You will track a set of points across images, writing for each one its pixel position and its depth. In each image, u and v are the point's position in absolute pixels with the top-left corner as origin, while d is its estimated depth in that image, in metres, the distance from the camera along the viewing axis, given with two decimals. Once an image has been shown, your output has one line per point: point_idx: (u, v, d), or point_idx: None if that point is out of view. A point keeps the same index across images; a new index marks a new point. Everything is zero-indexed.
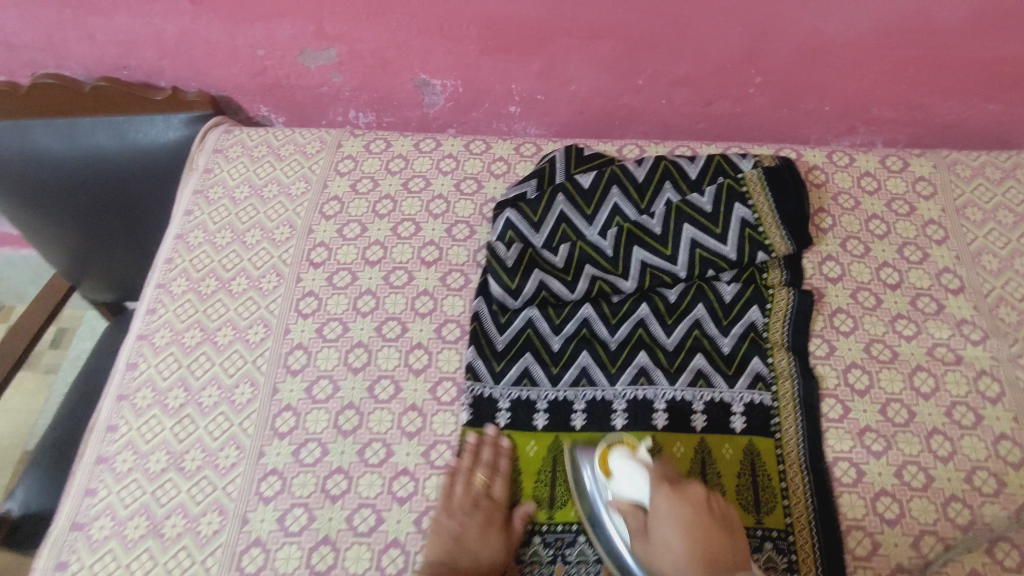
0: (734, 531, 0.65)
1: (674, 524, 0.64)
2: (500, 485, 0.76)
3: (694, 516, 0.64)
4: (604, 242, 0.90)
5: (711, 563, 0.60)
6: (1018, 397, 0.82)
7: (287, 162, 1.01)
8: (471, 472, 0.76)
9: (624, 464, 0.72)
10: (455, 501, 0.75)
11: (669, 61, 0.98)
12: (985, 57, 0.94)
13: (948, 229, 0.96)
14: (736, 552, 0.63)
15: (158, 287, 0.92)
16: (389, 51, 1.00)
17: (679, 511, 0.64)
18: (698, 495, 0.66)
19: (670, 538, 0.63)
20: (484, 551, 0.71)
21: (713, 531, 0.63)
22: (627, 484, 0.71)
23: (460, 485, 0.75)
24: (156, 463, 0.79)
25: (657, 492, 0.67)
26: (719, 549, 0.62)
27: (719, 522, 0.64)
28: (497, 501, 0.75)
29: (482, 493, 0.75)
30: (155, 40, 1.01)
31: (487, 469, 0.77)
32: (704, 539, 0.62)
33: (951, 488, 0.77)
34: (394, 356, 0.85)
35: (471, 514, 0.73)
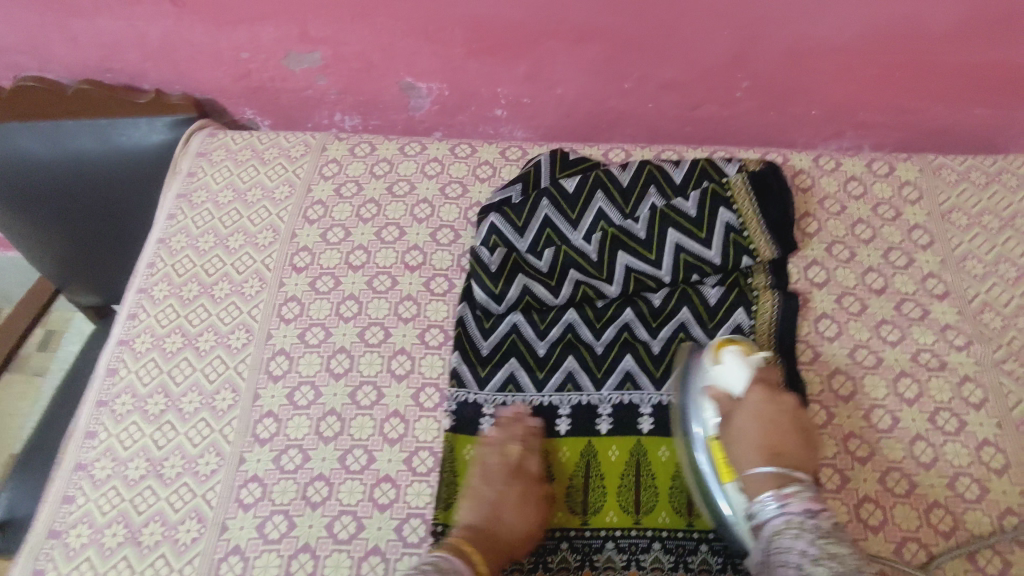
0: (807, 440, 0.75)
1: (754, 413, 0.74)
2: (534, 460, 0.77)
3: (777, 417, 0.74)
4: (589, 246, 0.89)
5: (774, 454, 0.72)
6: (1002, 403, 0.82)
7: (271, 166, 1.01)
8: (504, 443, 0.77)
9: (734, 361, 0.77)
10: (491, 471, 0.76)
11: (655, 65, 0.97)
12: (971, 62, 0.94)
13: (934, 234, 0.95)
14: (802, 455, 0.73)
15: (140, 292, 0.91)
16: (374, 54, 0.99)
17: (767, 408, 0.74)
18: (789, 405, 0.76)
19: (744, 421, 0.74)
20: (523, 517, 0.73)
21: (787, 431, 0.74)
22: (730, 377, 0.77)
23: (495, 455, 0.77)
24: (135, 469, 0.78)
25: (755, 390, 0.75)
26: (786, 446, 0.73)
27: (797, 428, 0.74)
28: (532, 474, 0.76)
29: (518, 464, 0.76)
30: (138, 42, 1.00)
31: (521, 442, 0.77)
32: (773, 433, 0.73)
33: (934, 494, 0.77)
34: (377, 362, 0.85)
35: (509, 482, 0.75)
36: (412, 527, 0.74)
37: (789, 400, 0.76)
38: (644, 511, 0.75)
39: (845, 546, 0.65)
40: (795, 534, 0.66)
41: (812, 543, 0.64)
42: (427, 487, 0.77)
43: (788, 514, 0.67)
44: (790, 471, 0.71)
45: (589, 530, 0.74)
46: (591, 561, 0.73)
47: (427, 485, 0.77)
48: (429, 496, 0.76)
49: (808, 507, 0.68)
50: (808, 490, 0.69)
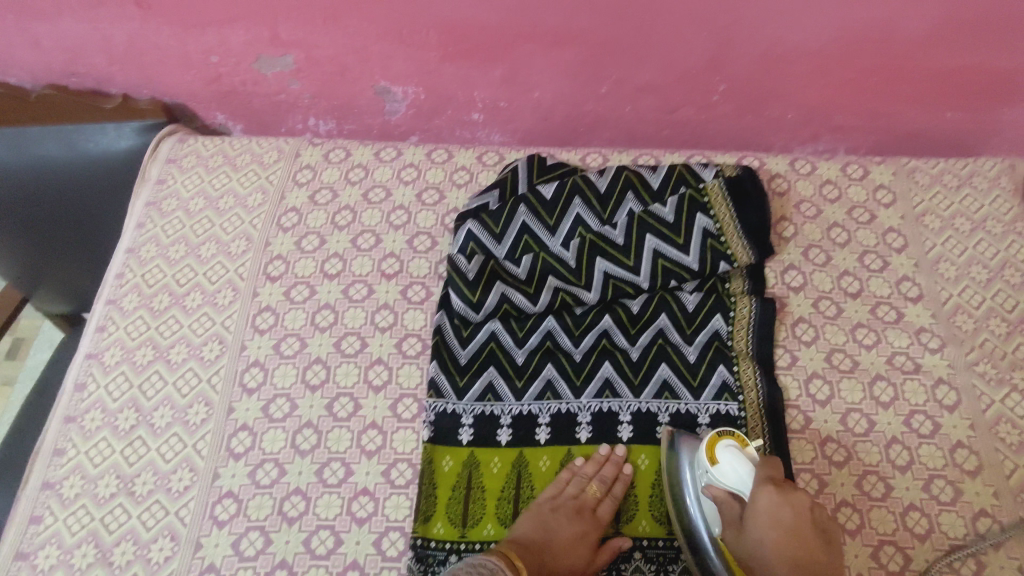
0: (834, 545, 0.64)
1: (769, 523, 0.64)
2: (608, 506, 0.76)
3: (789, 522, 0.64)
4: (567, 253, 0.89)
5: (794, 566, 0.61)
6: (974, 405, 0.83)
7: (243, 172, 0.99)
8: (588, 479, 0.76)
9: (730, 458, 0.71)
10: (563, 500, 0.76)
11: (632, 69, 0.97)
12: (942, 67, 0.94)
13: (907, 237, 0.96)
14: (829, 565, 0.62)
15: (108, 303, 0.89)
16: (348, 58, 0.98)
17: (778, 514, 0.64)
18: (802, 501, 0.65)
19: (762, 535, 0.64)
20: (571, 559, 0.71)
21: (806, 534, 0.63)
22: (730, 476, 0.70)
23: (574, 487, 0.76)
24: (105, 487, 0.76)
25: (759, 495, 0.66)
26: (809, 557, 0.62)
27: (816, 534, 0.64)
28: (599, 519, 0.75)
29: (591, 503, 0.75)
30: (104, 46, 0.98)
31: (604, 485, 0.76)
32: (787, 541, 0.63)
33: (909, 497, 0.78)
34: (353, 372, 0.84)
35: (573, 518, 0.74)
36: (392, 540, 0.74)
37: (801, 497, 0.66)
38: (625, 520, 0.77)
39: None
40: None
41: None
42: (405, 500, 0.76)
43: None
44: None
45: None
46: None
47: (406, 498, 0.76)
48: (408, 508, 0.75)
49: None
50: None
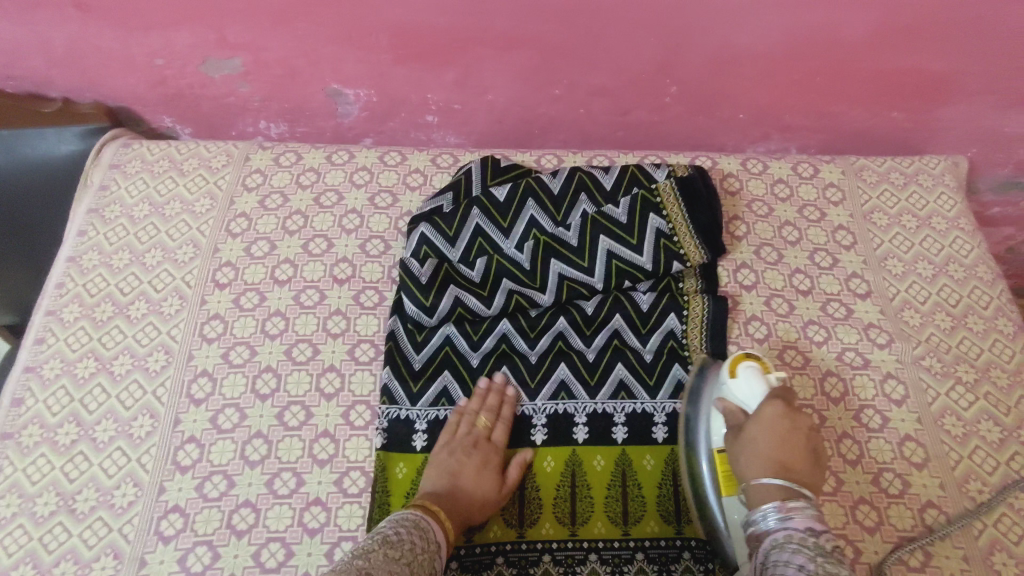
0: (819, 462, 0.69)
1: (770, 427, 0.68)
2: (500, 430, 0.79)
3: (790, 429, 0.68)
4: (521, 255, 0.88)
5: (783, 467, 0.66)
6: (921, 398, 0.85)
7: (191, 178, 0.97)
8: (476, 414, 0.79)
9: (749, 375, 0.73)
10: (457, 440, 0.77)
11: (585, 71, 0.97)
12: (887, 68, 0.96)
13: (856, 235, 0.98)
14: (812, 476, 0.67)
15: (48, 314, 0.86)
16: (297, 60, 0.96)
17: (781, 422, 0.68)
18: (807, 423, 0.69)
19: (758, 432, 0.68)
20: (483, 488, 0.73)
21: (799, 446, 0.68)
22: (742, 392, 0.73)
23: (464, 425, 0.78)
24: (44, 506, 0.74)
25: (768, 402, 0.69)
26: (796, 462, 0.67)
27: (809, 449, 0.68)
28: (496, 445, 0.78)
29: (483, 434, 0.77)
30: (43, 48, 0.95)
31: (491, 413, 0.79)
32: (784, 444, 0.67)
33: (859, 491, 0.79)
34: (305, 381, 0.82)
35: (471, 452, 0.76)
36: (343, 550, 0.72)
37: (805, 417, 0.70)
38: (580, 522, 0.75)
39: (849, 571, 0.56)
40: (793, 548, 0.58)
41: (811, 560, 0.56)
42: (358, 509, 0.74)
43: (790, 530, 0.60)
44: (799, 489, 0.64)
45: (526, 543, 0.74)
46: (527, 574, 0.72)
47: (359, 507, 0.75)
48: (361, 517, 0.74)
49: (811, 525, 0.60)
50: (814, 511, 0.62)
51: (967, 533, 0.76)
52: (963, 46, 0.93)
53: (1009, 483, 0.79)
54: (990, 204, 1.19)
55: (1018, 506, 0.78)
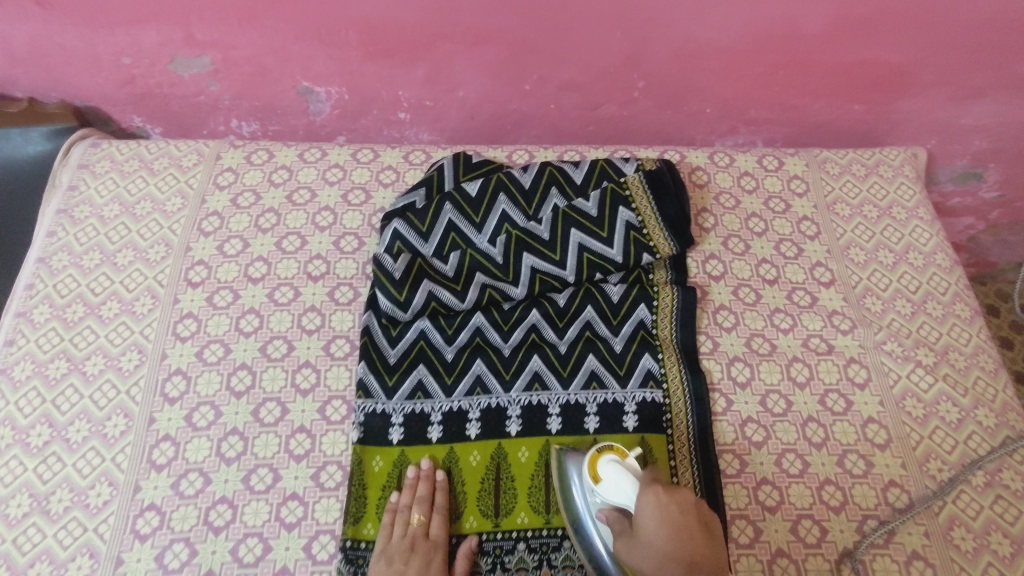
0: (717, 540, 0.63)
1: (657, 526, 0.62)
2: (437, 523, 0.74)
3: (680, 519, 0.62)
4: (494, 249, 0.89)
5: (688, 565, 0.59)
6: (883, 381, 0.88)
7: (161, 177, 0.97)
8: (408, 510, 0.74)
9: (611, 470, 0.70)
10: (393, 544, 0.73)
11: (554, 66, 0.98)
12: (847, 60, 0.99)
13: (820, 225, 1.01)
14: (716, 562, 0.61)
15: (17, 315, 0.86)
16: (266, 58, 0.96)
17: (665, 512, 0.62)
18: (687, 502, 0.64)
19: (650, 538, 0.62)
20: None
21: (694, 533, 0.62)
22: (616, 489, 0.69)
23: (398, 526, 0.74)
24: (18, 507, 0.73)
25: (641, 495, 0.65)
26: (699, 557, 0.60)
27: (702, 531, 0.62)
28: (437, 541, 0.73)
29: (419, 533, 0.73)
30: (6, 47, 0.94)
31: (424, 506, 0.75)
32: (681, 536, 0.61)
33: (824, 472, 0.82)
34: (280, 377, 0.82)
35: (410, 558, 0.72)
36: (321, 544, 0.73)
37: (686, 495, 0.65)
38: (554, 510, 0.76)
39: None
40: None
41: None
42: (335, 502, 0.75)
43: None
44: None
45: (501, 532, 0.75)
46: (502, 563, 0.73)
47: (336, 500, 0.76)
48: (338, 511, 0.75)
49: None
50: None
51: (928, 510, 0.79)
52: (917, 39, 0.96)
53: (967, 461, 0.82)
54: (949, 194, 1.23)
55: (977, 483, 0.81)
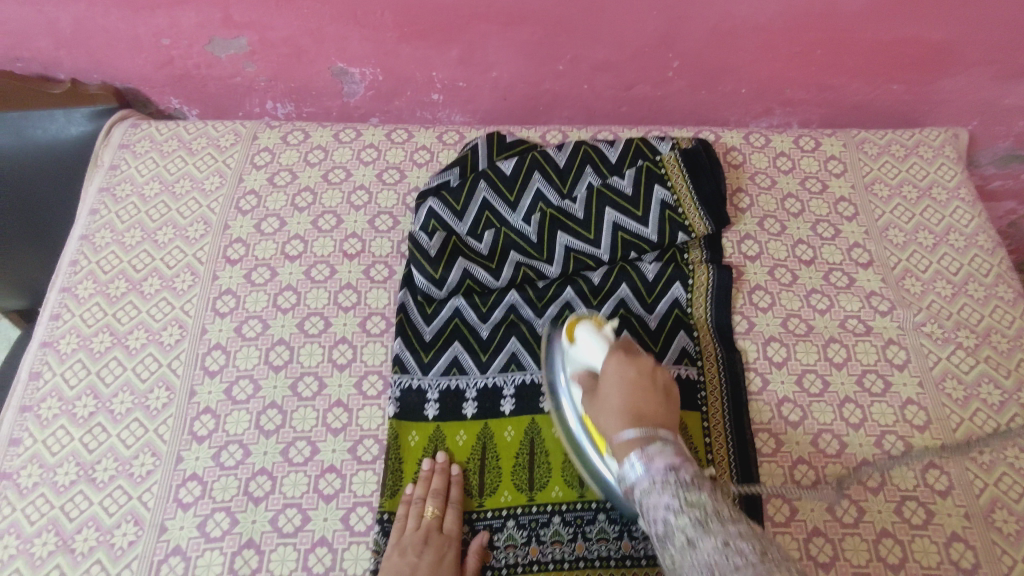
0: (671, 397, 0.69)
1: (617, 381, 0.68)
2: (451, 517, 0.73)
3: (636, 379, 0.68)
4: (528, 228, 0.89)
5: (635, 413, 0.65)
6: (923, 363, 0.87)
7: (199, 156, 0.98)
8: (422, 502, 0.73)
9: (587, 335, 0.74)
10: (407, 537, 0.71)
11: (588, 46, 0.98)
12: (886, 39, 0.97)
13: (858, 206, 0.99)
14: (667, 417, 0.65)
15: (63, 291, 0.88)
16: (303, 39, 0.97)
17: (625, 371, 0.69)
18: (649, 366, 0.70)
19: (610, 391, 0.68)
20: None
21: (648, 393, 0.67)
22: (592, 355, 0.74)
23: (412, 518, 0.72)
24: (65, 475, 0.75)
25: (612, 358, 0.71)
26: (647, 408, 0.66)
27: (658, 388, 0.68)
28: (449, 535, 0.72)
29: (434, 525, 0.72)
30: (50, 30, 0.96)
31: (439, 498, 0.74)
32: (635, 391, 0.67)
33: (862, 453, 0.81)
34: (317, 352, 0.83)
35: (423, 551, 0.69)
36: (359, 516, 0.74)
37: (648, 362, 0.71)
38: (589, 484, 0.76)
39: (712, 493, 0.54)
40: (660, 489, 0.55)
41: (676, 495, 0.54)
42: (372, 475, 0.76)
43: (650, 471, 0.57)
44: (652, 428, 0.62)
45: (536, 506, 0.74)
46: (537, 537, 0.73)
47: (373, 473, 0.76)
48: (375, 483, 0.76)
49: (671, 460, 0.58)
50: (673, 446, 0.60)
51: (967, 491, 0.78)
52: (960, 16, 0.94)
53: (1009, 443, 0.80)
54: (991, 177, 1.20)
55: (1021, 466, 0.79)
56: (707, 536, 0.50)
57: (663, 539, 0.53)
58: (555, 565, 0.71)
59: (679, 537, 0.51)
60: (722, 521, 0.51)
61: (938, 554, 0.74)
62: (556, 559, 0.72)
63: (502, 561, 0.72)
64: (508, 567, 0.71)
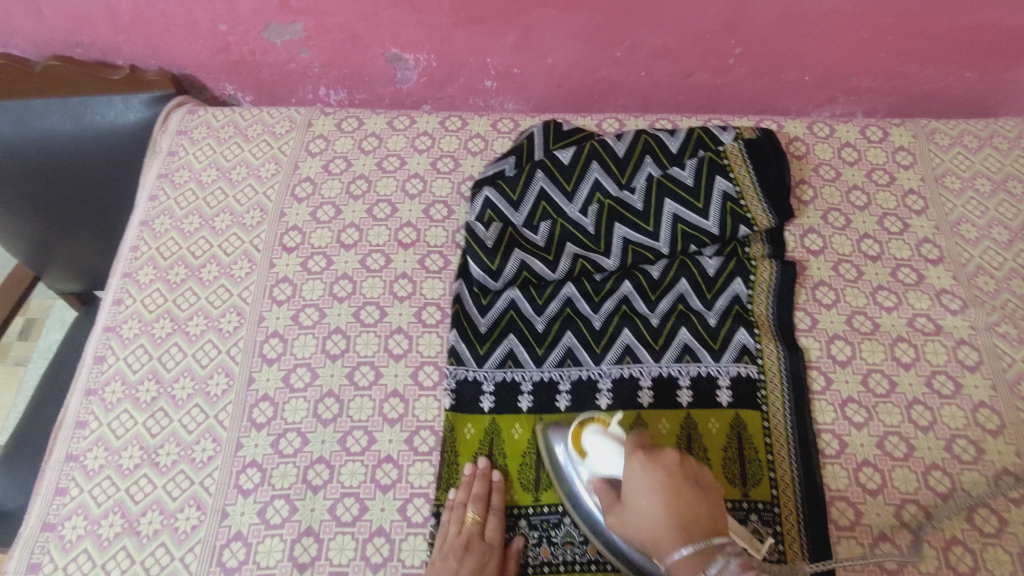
0: (705, 484, 0.63)
1: (649, 492, 0.62)
2: (492, 523, 0.72)
3: (667, 482, 0.62)
4: (585, 219, 0.88)
5: (682, 530, 0.60)
6: (996, 365, 0.83)
7: (255, 143, 0.98)
8: (464, 508, 0.72)
9: (595, 440, 0.69)
10: (448, 543, 0.70)
11: (648, 32, 0.95)
12: (963, 24, 0.93)
13: (927, 199, 0.95)
14: (712, 515, 0.62)
15: (124, 277, 0.89)
16: (358, 24, 0.96)
17: (653, 481, 0.63)
18: (673, 461, 0.64)
19: (644, 504, 0.63)
20: None
21: (685, 497, 0.61)
22: (605, 462, 0.68)
23: (454, 524, 0.71)
24: (129, 458, 0.76)
25: (630, 464, 0.65)
26: (690, 514, 0.61)
27: (692, 485, 0.62)
28: (492, 544, 0.71)
29: (475, 532, 0.71)
30: (110, 16, 0.96)
31: (481, 505, 0.72)
32: (671, 503, 0.61)
33: (930, 457, 0.78)
34: (373, 342, 0.83)
35: (464, 557, 0.69)
36: (416, 507, 0.74)
37: (671, 454, 0.64)
38: None
39: None
40: None
41: None
42: (429, 467, 0.76)
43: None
44: (705, 543, 0.59)
45: None
46: None
47: (430, 464, 0.76)
48: (432, 475, 0.75)
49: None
50: (736, 561, 0.58)
51: None
52: None
53: None
54: None
55: None
56: None
57: None
58: (613, 564, 0.71)
59: None
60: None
61: (1011, 564, 0.71)
62: None
63: (559, 559, 0.71)
64: (565, 563, 0.71)
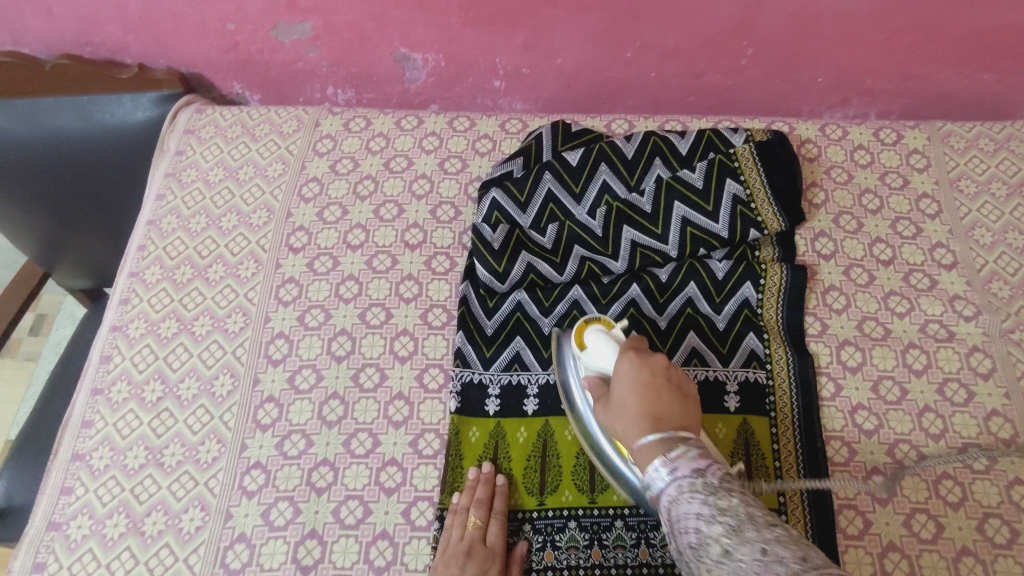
0: (689, 393, 0.64)
1: (629, 385, 0.64)
2: (494, 529, 0.71)
3: (649, 379, 0.63)
4: (593, 221, 0.88)
5: (653, 420, 0.60)
6: (1010, 372, 0.82)
7: (262, 143, 0.98)
8: (466, 512, 0.71)
9: (596, 338, 0.70)
10: (450, 548, 0.69)
11: (659, 33, 0.94)
12: (981, 25, 0.91)
13: (941, 203, 0.94)
14: (686, 417, 0.61)
15: (132, 276, 0.89)
16: (367, 24, 0.95)
17: (637, 376, 0.64)
18: (661, 364, 0.65)
19: (625, 396, 0.63)
20: None
21: (664, 396, 0.62)
22: (601, 358, 0.69)
23: (456, 529, 0.71)
24: (135, 459, 0.76)
25: (621, 360, 0.66)
26: (666, 410, 0.61)
27: (673, 388, 0.63)
28: (493, 549, 0.70)
29: (476, 538, 0.70)
30: (120, 14, 0.96)
31: (483, 509, 0.72)
32: (649, 398, 0.62)
33: (942, 465, 0.77)
34: (379, 344, 0.83)
35: (465, 564, 0.68)
36: (420, 510, 0.73)
37: (660, 359, 0.66)
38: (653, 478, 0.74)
39: (741, 497, 0.51)
40: (688, 496, 0.52)
41: (707, 502, 0.50)
42: (433, 470, 0.75)
43: (677, 480, 0.53)
44: (674, 432, 0.58)
45: (598, 508, 0.73)
46: (600, 540, 0.71)
47: (434, 468, 0.76)
48: (436, 478, 0.75)
49: (696, 464, 0.54)
50: (699, 450, 0.56)
51: None
52: None
53: None
54: None
55: None
56: (744, 546, 0.47)
57: (696, 550, 0.49)
58: (617, 570, 0.70)
59: (714, 548, 0.48)
60: (757, 526, 0.48)
61: None
62: (618, 563, 0.70)
63: (562, 564, 0.71)
64: (569, 569, 0.70)
